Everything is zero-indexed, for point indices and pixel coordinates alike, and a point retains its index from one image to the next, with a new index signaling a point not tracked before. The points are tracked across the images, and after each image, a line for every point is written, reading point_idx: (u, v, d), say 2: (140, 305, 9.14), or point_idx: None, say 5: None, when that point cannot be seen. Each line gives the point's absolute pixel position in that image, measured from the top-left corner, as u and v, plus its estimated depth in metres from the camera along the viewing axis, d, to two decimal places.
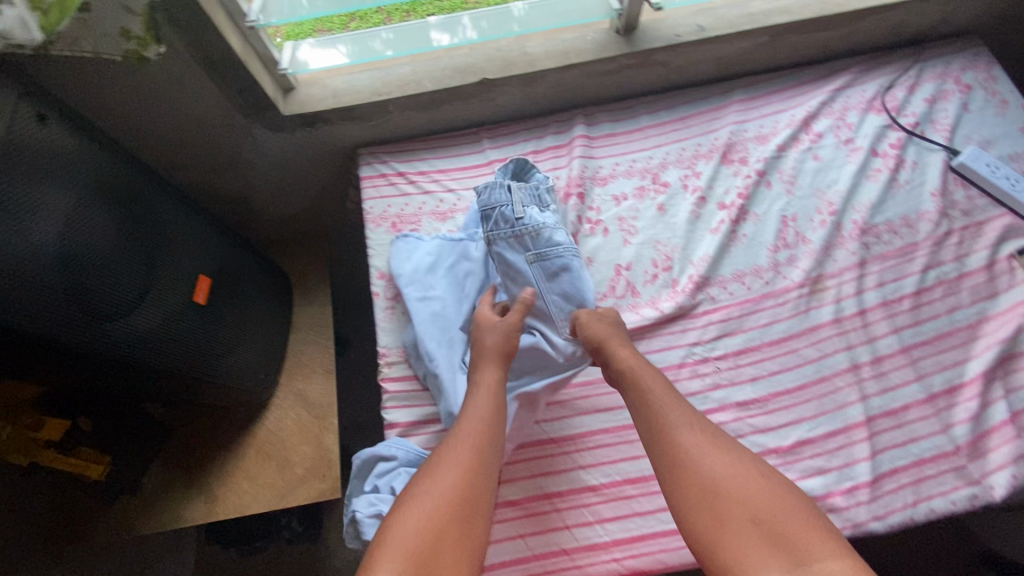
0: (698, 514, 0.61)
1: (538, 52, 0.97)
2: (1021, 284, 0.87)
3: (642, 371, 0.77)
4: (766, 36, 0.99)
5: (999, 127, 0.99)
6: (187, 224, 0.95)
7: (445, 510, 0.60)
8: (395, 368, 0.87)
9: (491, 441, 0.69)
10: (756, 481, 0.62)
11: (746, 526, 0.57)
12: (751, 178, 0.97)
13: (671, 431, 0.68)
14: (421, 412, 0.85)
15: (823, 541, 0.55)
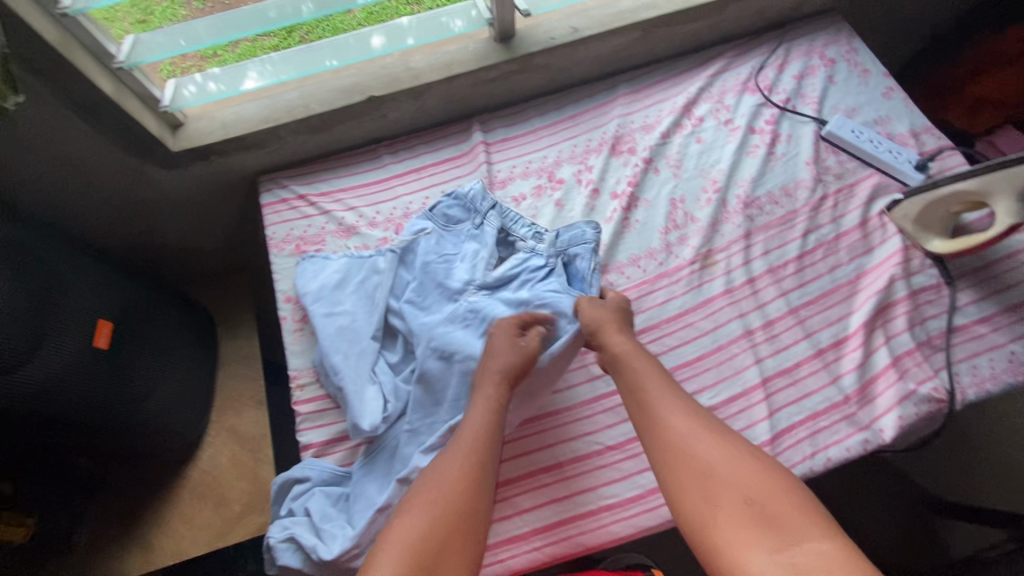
0: (691, 498, 0.63)
1: (422, 65, 1.00)
2: (892, 238, 0.93)
3: (639, 362, 0.77)
4: (638, 32, 1.04)
5: (863, 94, 1.06)
6: (82, 269, 0.93)
7: (443, 528, 0.61)
8: (308, 389, 0.88)
9: (487, 455, 0.70)
10: (748, 465, 0.63)
11: (737, 508, 0.60)
12: (639, 166, 1.02)
13: (662, 420, 0.70)
14: (337, 429, 0.86)
15: (811, 521, 0.57)
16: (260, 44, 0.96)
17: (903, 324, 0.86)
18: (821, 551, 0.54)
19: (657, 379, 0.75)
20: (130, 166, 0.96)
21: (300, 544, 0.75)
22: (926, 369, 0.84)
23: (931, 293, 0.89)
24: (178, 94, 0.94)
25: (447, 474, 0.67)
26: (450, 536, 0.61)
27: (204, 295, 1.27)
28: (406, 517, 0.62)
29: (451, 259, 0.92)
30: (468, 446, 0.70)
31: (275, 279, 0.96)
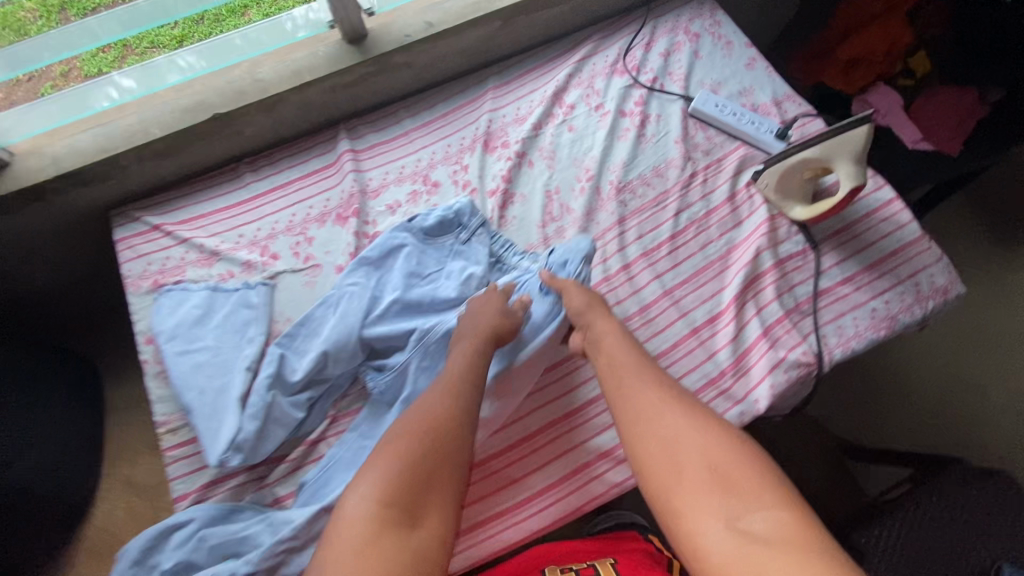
0: (655, 462, 0.64)
1: (270, 76, 0.94)
2: (759, 208, 0.95)
3: (612, 336, 0.79)
4: (498, 22, 1.01)
5: (727, 67, 1.07)
6: None
7: (426, 466, 0.66)
8: (180, 433, 0.83)
9: (467, 393, 0.75)
10: (713, 435, 0.64)
11: (700, 474, 0.60)
12: (511, 161, 1.00)
13: (635, 390, 0.71)
14: (213, 472, 0.82)
15: (767, 490, 0.58)
16: (148, 55, 0.90)
17: (772, 294, 0.88)
18: (773, 518, 0.55)
19: (630, 351, 0.77)
20: None
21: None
22: (795, 335, 0.86)
23: (799, 259, 0.91)
24: (77, 103, 0.90)
25: (429, 414, 0.71)
26: (431, 480, 0.66)
27: (82, 342, 1.18)
28: (387, 449, 0.67)
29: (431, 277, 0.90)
30: (451, 389, 0.74)
31: (133, 320, 0.89)
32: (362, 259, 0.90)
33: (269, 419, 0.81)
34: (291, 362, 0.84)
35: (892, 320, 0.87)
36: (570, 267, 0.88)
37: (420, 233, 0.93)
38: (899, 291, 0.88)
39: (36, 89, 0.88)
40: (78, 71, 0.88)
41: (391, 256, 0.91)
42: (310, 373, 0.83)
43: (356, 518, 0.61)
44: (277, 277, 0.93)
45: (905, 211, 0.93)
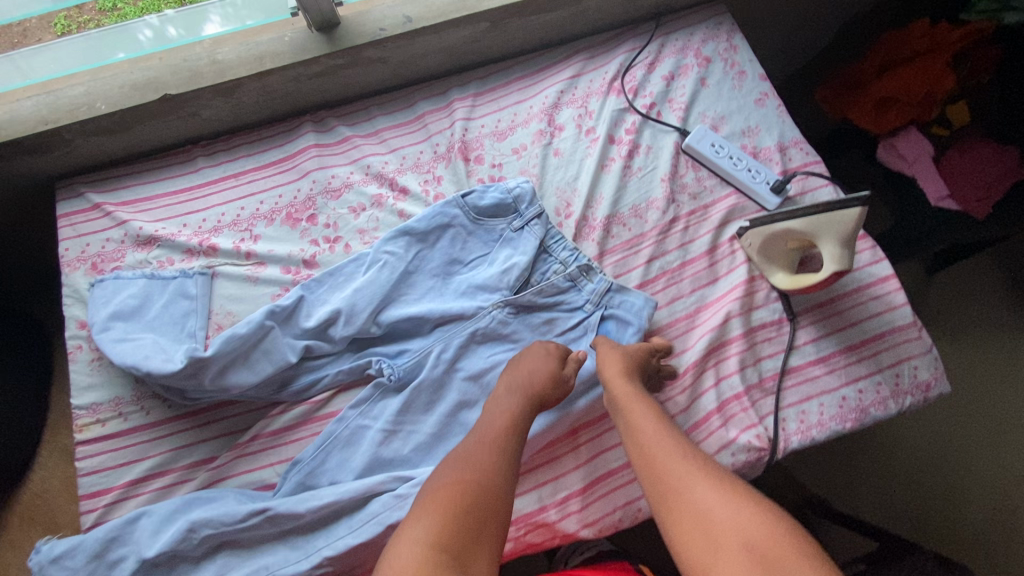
0: (689, 548, 0.54)
1: (230, 58, 0.86)
2: (740, 267, 0.86)
3: (639, 398, 0.71)
4: (486, 23, 0.92)
5: (735, 101, 0.96)
6: None
7: (473, 518, 0.57)
8: (108, 425, 0.80)
9: (511, 443, 0.67)
10: (749, 507, 0.54)
11: (737, 555, 0.51)
12: (484, 180, 0.92)
13: (662, 459, 0.63)
14: (137, 469, 0.78)
15: (815, 568, 0.47)
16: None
17: (735, 366, 0.81)
18: None
19: (655, 416, 0.69)
20: None
21: None
22: (752, 415, 0.79)
23: (772, 330, 0.83)
24: (95, 49, 0.84)
25: (476, 461, 0.63)
26: (471, 533, 0.56)
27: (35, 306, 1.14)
28: (431, 500, 0.58)
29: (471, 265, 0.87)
30: (493, 438, 0.67)
31: (64, 304, 0.85)
32: (404, 230, 0.85)
33: (258, 349, 0.77)
34: (308, 306, 0.81)
35: (861, 413, 0.79)
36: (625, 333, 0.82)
37: (473, 211, 0.87)
38: (874, 381, 0.81)
39: (48, 21, 0.81)
40: (94, 6, 0.81)
41: (438, 234, 0.87)
42: (318, 325, 0.79)
43: (402, 567, 0.52)
44: (217, 268, 0.87)
45: (899, 292, 0.84)
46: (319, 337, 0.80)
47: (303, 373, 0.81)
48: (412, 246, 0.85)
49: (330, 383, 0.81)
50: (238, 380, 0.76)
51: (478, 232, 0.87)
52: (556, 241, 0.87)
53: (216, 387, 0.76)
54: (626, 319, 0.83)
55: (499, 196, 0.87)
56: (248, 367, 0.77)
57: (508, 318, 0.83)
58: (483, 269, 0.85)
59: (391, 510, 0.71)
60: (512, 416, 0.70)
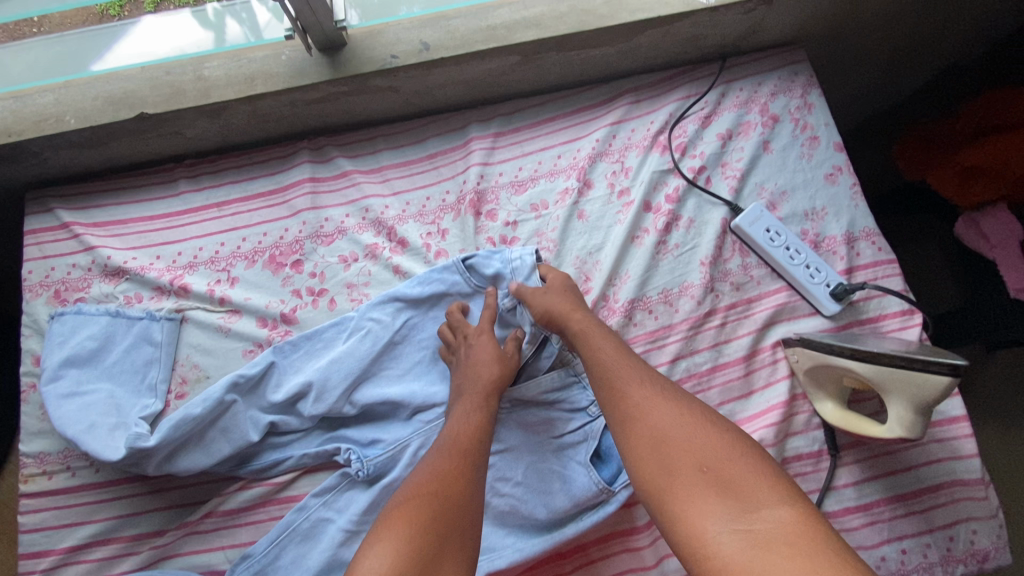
0: (646, 468, 0.53)
1: (218, 75, 0.76)
2: (780, 381, 0.74)
3: (598, 329, 0.67)
4: (517, 56, 0.78)
5: (800, 174, 0.82)
6: None
7: (440, 523, 0.51)
8: (55, 479, 0.72)
9: (477, 450, 0.61)
10: (703, 430, 0.53)
11: (690, 472, 0.50)
12: (494, 241, 0.80)
13: (622, 387, 0.60)
14: (79, 534, 0.69)
15: (769, 484, 0.47)
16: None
17: None
18: (781, 519, 0.44)
19: (613, 344, 0.65)
20: None
21: None
22: None
23: (807, 464, 0.71)
24: (58, 56, 0.74)
25: (434, 466, 0.58)
26: (445, 528, 0.51)
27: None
28: (393, 517, 0.52)
29: None
30: (459, 438, 0.61)
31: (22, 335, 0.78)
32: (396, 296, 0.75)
33: (215, 428, 0.70)
34: (278, 375, 0.73)
35: None
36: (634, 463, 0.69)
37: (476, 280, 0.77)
38: (922, 542, 0.68)
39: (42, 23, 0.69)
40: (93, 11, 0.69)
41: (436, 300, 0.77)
42: (285, 401, 0.71)
43: None
44: (187, 312, 0.78)
45: (969, 438, 0.70)
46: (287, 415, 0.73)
47: (267, 451, 0.73)
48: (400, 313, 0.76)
49: (297, 464, 0.72)
50: (186, 466, 0.68)
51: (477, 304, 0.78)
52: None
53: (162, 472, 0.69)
54: None
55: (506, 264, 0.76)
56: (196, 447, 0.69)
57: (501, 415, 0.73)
58: None
59: None
60: (479, 415, 0.65)
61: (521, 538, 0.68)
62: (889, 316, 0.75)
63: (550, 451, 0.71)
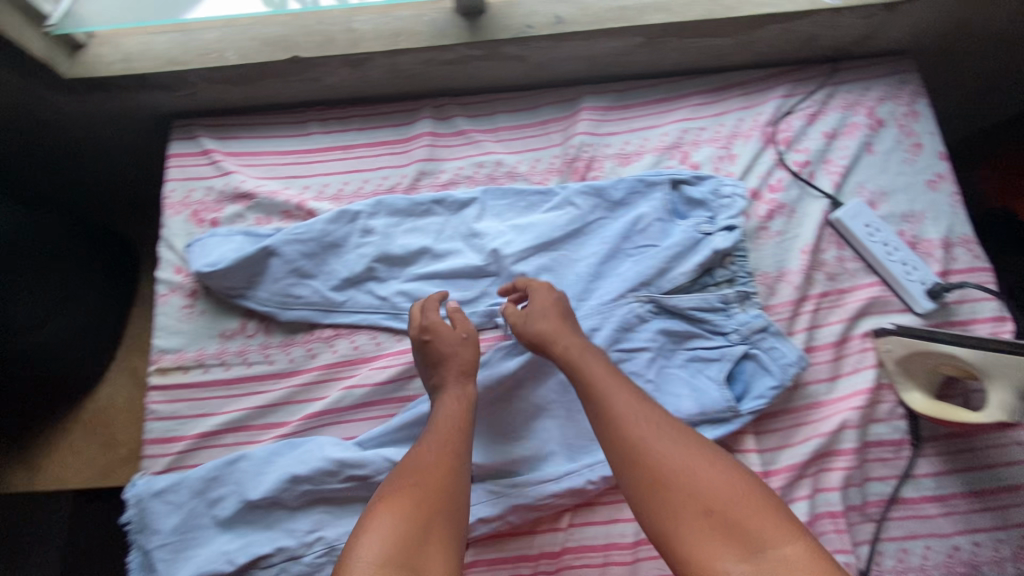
0: (655, 503, 0.56)
1: (365, 29, 0.82)
2: (868, 369, 0.76)
3: (584, 348, 0.69)
4: (641, 37, 0.83)
5: (901, 177, 0.85)
6: None
7: (433, 524, 0.56)
8: (190, 374, 0.81)
9: (461, 439, 0.65)
10: (707, 466, 0.57)
11: (699, 514, 0.53)
12: (675, 160, 0.87)
13: (624, 421, 0.61)
14: (210, 422, 0.78)
15: (771, 521, 0.52)
16: None
17: (839, 481, 0.72)
18: (786, 556, 0.49)
19: (606, 374, 0.66)
20: (26, 90, 0.83)
21: (153, 561, 0.68)
22: (845, 540, 0.70)
23: (887, 451, 0.74)
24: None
25: (421, 464, 0.61)
26: (438, 526, 0.56)
27: (115, 216, 1.19)
28: (380, 508, 0.56)
29: (648, 249, 0.80)
30: (439, 431, 0.65)
31: (166, 245, 0.86)
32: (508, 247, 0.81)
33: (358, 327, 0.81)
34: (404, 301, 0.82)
35: (972, 569, 0.69)
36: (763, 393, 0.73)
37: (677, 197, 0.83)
38: (997, 538, 0.70)
39: None
40: None
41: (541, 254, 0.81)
42: None
43: None
44: None
45: None
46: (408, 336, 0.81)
47: (375, 375, 0.79)
48: (514, 261, 0.80)
49: (408, 389, 0.78)
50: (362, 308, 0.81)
51: (673, 221, 0.81)
52: (737, 258, 0.79)
53: (354, 308, 0.82)
54: (764, 371, 0.75)
55: (712, 193, 0.81)
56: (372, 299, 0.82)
57: (648, 315, 0.77)
58: (656, 253, 0.79)
59: None
60: (467, 404, 0.69)
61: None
62: (981, 321, 0.77)
63: None
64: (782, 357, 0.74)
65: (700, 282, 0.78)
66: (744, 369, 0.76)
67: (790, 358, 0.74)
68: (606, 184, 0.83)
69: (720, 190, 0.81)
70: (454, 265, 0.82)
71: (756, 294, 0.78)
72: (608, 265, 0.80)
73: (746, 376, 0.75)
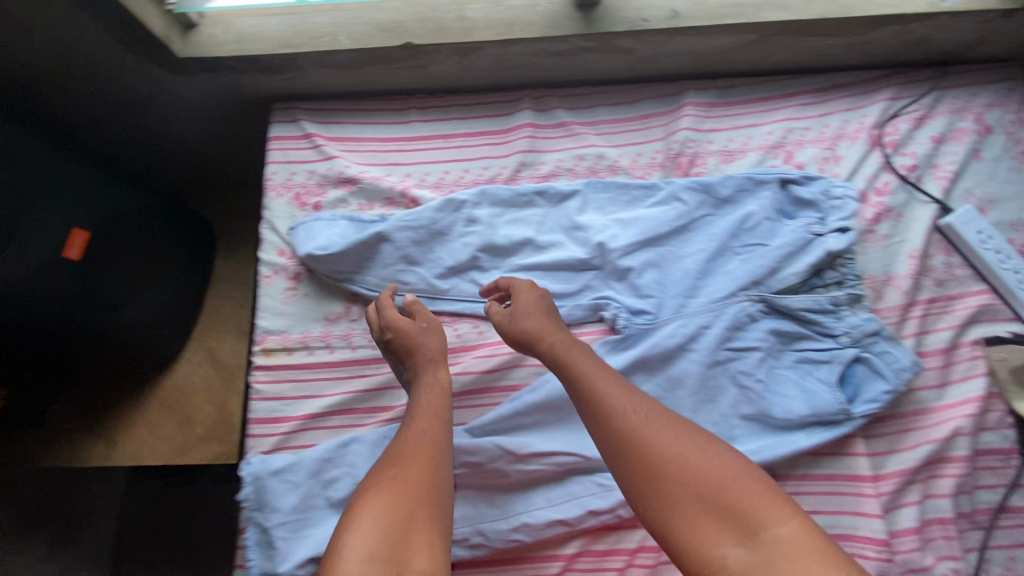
0: (649, 495, 0.52)
1: (479, 17, 0.82)
2: (978, 377, 0.76)
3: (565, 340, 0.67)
4: (754, 35, 0.82)
5: (1010, 185, 0.84)
6: (55, 164, 0.83)
7: (415, 517, 0.52)
8: (295, 355, 0.81)
9: (441, 432, 0.63)
10: (697, 451, 0.53)
11: (691, 502, 0.50)
12: (779, 160, 0.86)
13: (612, 414, 0.58)
14: (316, 404, 0.79)
15: (770, 504, 0.49)
16: None
17: (949, 488, 0.72)
18: (785, 539, 0.46)
19: (593, 365, 0.64)
20: (135, 65, 0.83)
21: (271, 539, 0.69)
22: (955, 547, 0.71)
23: (997, 460, 0.74)
24: None
25: (403, 454, 0.58)
26: (423, 520, 0.52)
27: (193, 197, 1.20)
28: (360, 500, 0.53)
29: (757, 248, 0.80)
30: (423, 423, 0.63)
31: (269, 226, 0.86)
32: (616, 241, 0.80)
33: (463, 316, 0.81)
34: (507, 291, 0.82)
35: None
36: (876, 397, 0.73)
37: (785, 196, 0.82)
38: None
39: None
40: None
41: (648, 249, 0.81)
42: None
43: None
44: None
45: None
46: None
47: (480, 364, 0.79)
48: (621, 255, 0.80)
49: (512, 378, 0.79)
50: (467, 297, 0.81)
51: (782, 221, 0.81)
52: (848, 260, 0.78)
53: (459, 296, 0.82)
54: (875, 374, 0.75)
55: (822, 194, 0.81)
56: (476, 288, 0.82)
57: (759, 315, 0.77)
58: (765, 253, 0.79)
59: (553, 508, 0.72)
60: (443, 393, 0.68)
61: (751, 441, 0.74)
62: None
63: (750, 403, 0.75)
64: (894, 361, 0.74)
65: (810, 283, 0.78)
66: (854, 372, 0.76)
67: (903, 362, 0.73)
68: (714, 181, 0.83)
69: (825, 189, 0.81)
70: (557, 257, 0.82)
71: (865, 297, 0.78)
72: (715, 263, 0.80)
73: (857, 380, 0.75)
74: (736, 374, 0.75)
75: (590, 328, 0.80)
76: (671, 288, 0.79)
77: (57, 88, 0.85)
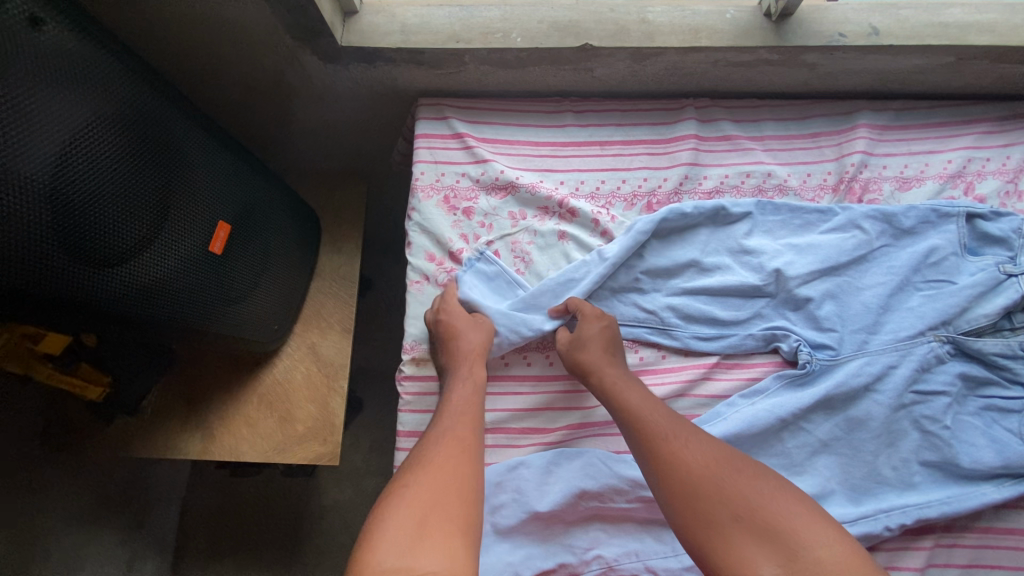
0: (690, 510, 0.55)
1: (661, 21, 0.77)
2: None
3: (618, 373, 0.69)
4: (951, 58, 0.77)
5: None
6: (204, 149, 0.77)
7: (442, 527, 0.53)
8: None
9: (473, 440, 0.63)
10: (740, 475, 0.56)
11: (733, 520, 0.53)
12: (959, 190, 0.81)
13: (654, 438, 0.61)
14: None
15: (813, 525, 0.52)
16: None
17: None
18: (826, 559, 0.49)
19: (642, 395, 0.67)
20: (290, 52, 0.78)
21: None
22: None
23: None
24: None
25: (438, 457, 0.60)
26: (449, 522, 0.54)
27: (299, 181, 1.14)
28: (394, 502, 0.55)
29: (942, 285, 0.76)
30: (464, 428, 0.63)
31: (415, 232, 0.82)
32: (791, 269, 0.77)
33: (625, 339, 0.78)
34: (673, 315, 0.78)
35: None
36: None
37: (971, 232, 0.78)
38: None
39: None
40: None
41: (826, 281, 0.77)
42: (689, 337, 0.77)
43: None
44: (565, 232, 0.82)
45: None
46: (676, 350, 0.78)
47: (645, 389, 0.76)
48: (799, 284, 0.77)
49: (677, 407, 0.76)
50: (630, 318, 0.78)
51: (968, 258, 0.77)
52: None
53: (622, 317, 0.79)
54: None
55: (1014, 231, 0.76)
56: (639, 309, 0.79)
57: (946, 356, 0.73)
58: (952, 290, 0.75)
59: None
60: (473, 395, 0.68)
61: (934, 490, 0.71)
62: None
63: (935, 451, 0.71)
64: None
65: (1000, 327, 0.74)
66: None
67: None
68: (897, 211, 0.78)
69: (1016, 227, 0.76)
70: (727, 281, 0.77)
71: None
72: (896, 297, 0.76)
73: None
74: (922, 419, 0.72)
75: (760, 358, 0.78)
76: (851, 322, 0.75)
77: (199, 58, 0.79)
